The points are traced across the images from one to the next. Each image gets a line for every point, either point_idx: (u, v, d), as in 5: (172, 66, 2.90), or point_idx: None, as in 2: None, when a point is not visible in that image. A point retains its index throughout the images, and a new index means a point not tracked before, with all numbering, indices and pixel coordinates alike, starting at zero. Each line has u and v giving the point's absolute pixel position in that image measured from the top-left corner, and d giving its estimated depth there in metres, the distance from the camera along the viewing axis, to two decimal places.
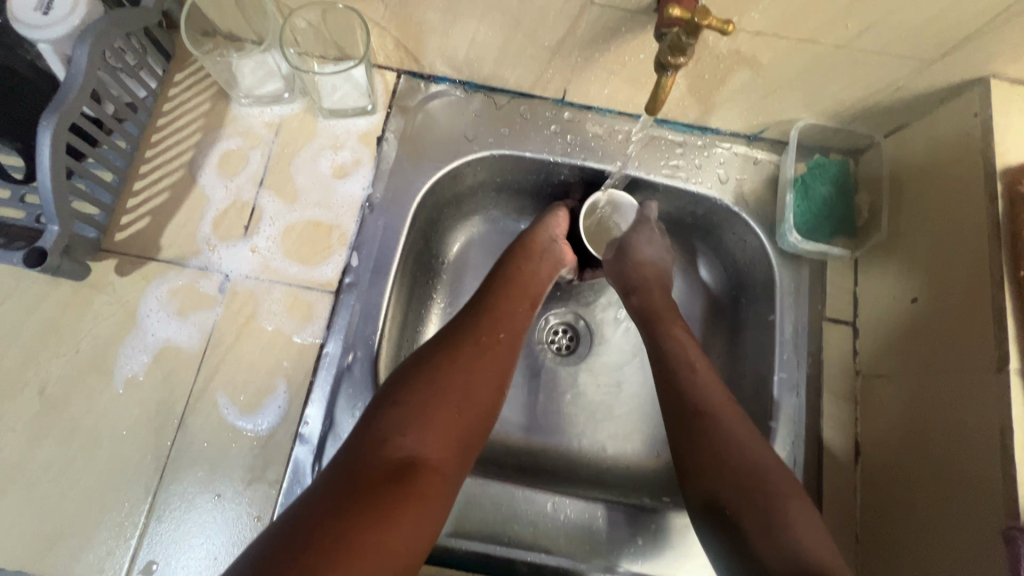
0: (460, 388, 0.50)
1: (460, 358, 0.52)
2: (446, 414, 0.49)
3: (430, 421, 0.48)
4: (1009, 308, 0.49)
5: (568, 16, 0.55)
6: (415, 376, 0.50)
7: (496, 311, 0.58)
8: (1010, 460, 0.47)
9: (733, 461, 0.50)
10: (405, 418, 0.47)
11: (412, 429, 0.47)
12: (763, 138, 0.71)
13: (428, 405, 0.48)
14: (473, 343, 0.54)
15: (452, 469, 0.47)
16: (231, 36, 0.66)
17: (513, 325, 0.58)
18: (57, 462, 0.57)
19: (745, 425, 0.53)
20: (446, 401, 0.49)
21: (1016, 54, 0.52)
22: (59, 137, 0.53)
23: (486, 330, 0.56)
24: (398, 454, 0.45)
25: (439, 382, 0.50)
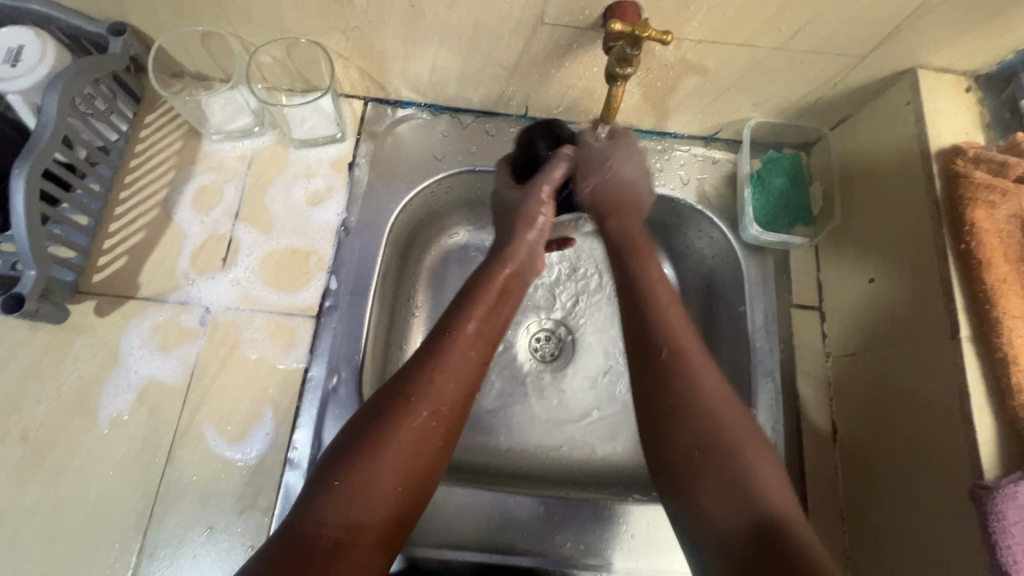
0: (402, 458, 0.47)
1: (402, 428, 0.47)
2: (386, 490, 0.45)
3: (368, 501, 0.44)
4: (954, 277, 0.53)
5: (522, 35, 0.58)
6: (358, 449, 0.46)
7: (447, 354, 0.52)
8: (970, 421, 0.49)
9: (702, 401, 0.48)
10: (340, 503, 0.44)
11: (347, 508, 0.44)
12: (718, 139, 0.75)
13: (369, 478, 0.45)
14: (421, 406, 0.49)
15: (392, 538, 0.46)
16: (199, 76, 0.69)
17: (464, 372, 0.52)
18: (43, 506, 0.57)
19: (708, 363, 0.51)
20: (388, 479, 0.46)
21: (935, 45, 0.56)
22: (33, 183, 0.54)
23: (430, 387, 0.50)
24: (333, 535, 0.43)
25: (375, 459, 0.46)
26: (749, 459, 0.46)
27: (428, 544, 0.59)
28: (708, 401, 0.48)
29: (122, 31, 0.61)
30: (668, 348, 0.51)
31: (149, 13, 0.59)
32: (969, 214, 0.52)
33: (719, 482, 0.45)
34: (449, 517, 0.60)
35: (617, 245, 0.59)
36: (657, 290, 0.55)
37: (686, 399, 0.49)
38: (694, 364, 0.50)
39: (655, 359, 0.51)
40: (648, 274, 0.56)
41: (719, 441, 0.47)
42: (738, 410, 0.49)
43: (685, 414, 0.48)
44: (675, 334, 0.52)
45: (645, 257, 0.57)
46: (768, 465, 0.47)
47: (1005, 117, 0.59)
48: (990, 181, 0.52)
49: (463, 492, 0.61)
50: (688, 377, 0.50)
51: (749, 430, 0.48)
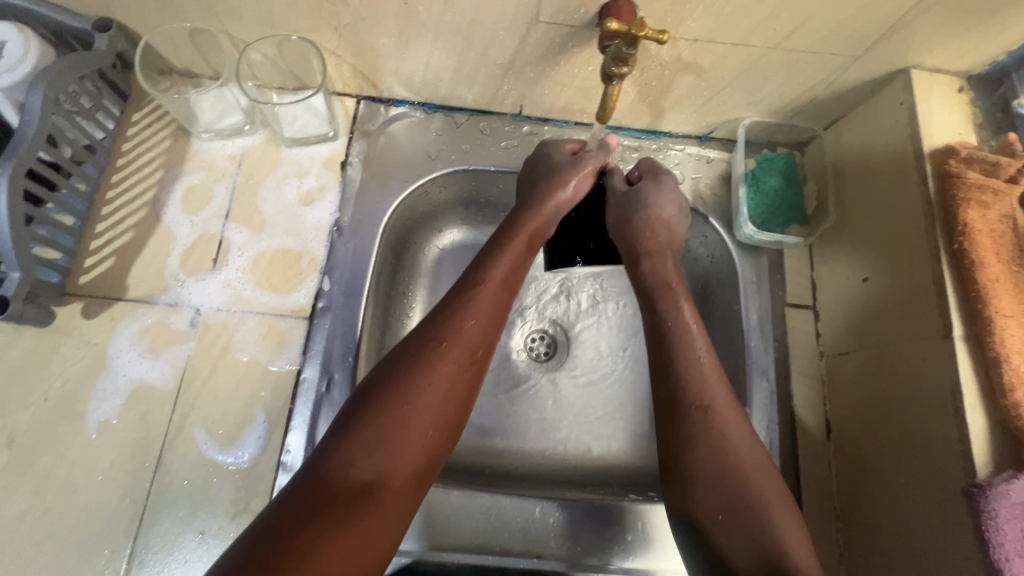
0: (432, 398, 0.48)
1: (435, 369, 0.49)
2: (419, 429, 0.47)
3: (400, 443, 0.45)
4: (947, 277, 0.53)
5: (517, 33, 0.57)
6: (388, 389, 0.47)
7: (474, 303, 0.53)
8: (963, 420, 0.50)
9: (735, 481, 0.51)
10: (370, 443, 0.45)
11: (377, 449, 0.45)
12: (713, 138, 0.75)
13: (399, 419, 0.46)
14: (451, 348, 0.50)
15: (423, 479, 0.47)
16: (187, 73, 0.68)
17: (487, 316, 0.53)
18: (30, 513, 0.55)
19: (739, 420, 0.54)
20: (421, 419, 0.47)
21: (929, 45, 0.57)
22: (16, 183, 0.53)
23: (458, 331, 0.51)
24: (364, 475, 0.44)
25: (408, 399, 0.47)
26: (773, 516, 0.49)
27: (424, 546, 0.58)
28: (740, 476, 0.51)
29: (107, 27, 0.60)
30: (702, 406, 0.54)
31: (136, 9, 0.58)
32: (963, 215, 0.53)
33: (744, 535, 0.49)
34: (445, 519, 0.60)
35: (647, 291, 0.61)
36: (693, 340, 0.57)
37: (718, 459, 0.52)
38: (725, 424, 0.53)
39: (688, 418, 0.54)
40: (682, 333, 0.58)
41: (746, 500, 0.50)
42: (767, 471, 0.52)
43: (718, 476, 0.51)
44: (708, 389, 0.55)
45: (678, 305, 0.59)
46: (789, 519, 0.49)
47: (996, 118, 0.60)
48: (983, 181, 0.53)
49: (460, 493, 0.61)
50: (720, 438, 0.52)
51: (776, 489, 0.51)
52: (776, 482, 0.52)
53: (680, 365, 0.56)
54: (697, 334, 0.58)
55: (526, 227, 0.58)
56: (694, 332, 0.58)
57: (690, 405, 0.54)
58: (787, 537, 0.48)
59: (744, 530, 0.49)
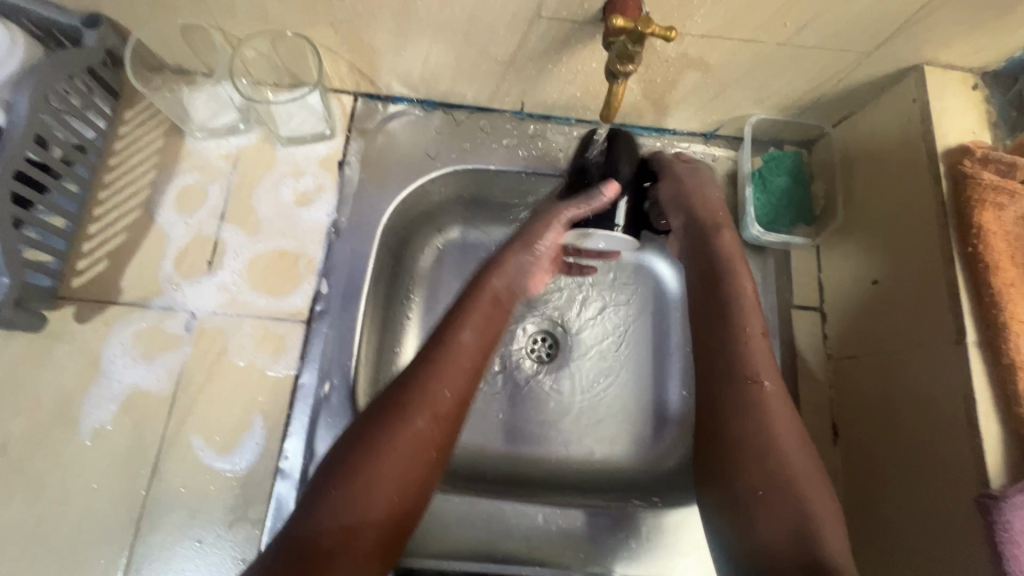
0: (404, 451, 0.47)
1: (396, 432, 0.48)
2: (383, 492, 0.46)
3: (365, 505, 0.45)
4: (961, 281, 0.52)
5: (519, 29, 0.56)
6: (360, 447, 0.47)
7: (444, 362, 0.52)
8: (975, 428, 0.49)
9: (782, 458, 0.50)
10: (337, 507, 0.44)
11: (343, 512, 0.44)
12: (719, 136, 0.73)
13: (368, 479, 0.45)
14: (416, 413, 0.49)
15: (392, 536, 0.46)
16: (179, 70, 0.66)
17: (458, 381, 0.52)
18: (25, 522, 0.55)
19: (785, 401, 0.53)
20: (383, 482, 0.46)
21: (943, 41, 0.55)
22: (4, 185, 0.51)
23: (426, 392, 0.50)
24: (332, 541, 0.43)
25: (368, 462, 0.46)
26: (807, 494, 0.48)
27: (425, 555, 0.58)
28: (781, 449, 0.50)
29: (97, 23, 0.58)
30: (755, 381, 0.53)
31: (125, 4, 0.56)
32: (977, 217, 0.51)
33: (779, 508, 0.48)
34: (446, 526, 0.59)
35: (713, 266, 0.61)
36: (749, 314, 0.57)
37: (762, 437, 0.51)
38: (771, 401, 0.52)
39: (744, 391, 0.53)
40: (741, 302, 0.57)
41: (785, 473, 0.49)
42: (807, 454, 0.51)
43: (758, 450, 0.50)
44: (756, 364, 0.54)
45: (739, 276, 0.59)
46: (824, 499, 0.48)
47: (1012, 116, 0.58)
48: (998, 182, 0.51)
49: (461, 501, 0.60)
50: (764, 412, 0.52)
51: (809, 470, 0.50)
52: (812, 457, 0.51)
53: (741, 338, 0.55)
54: (752, 306, 0.57)
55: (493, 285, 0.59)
56: (751, 307, 0.57)
57: (745, 380, 0.53)
58: (820, 515, 0.47)
59: (782, 503, 0.48)
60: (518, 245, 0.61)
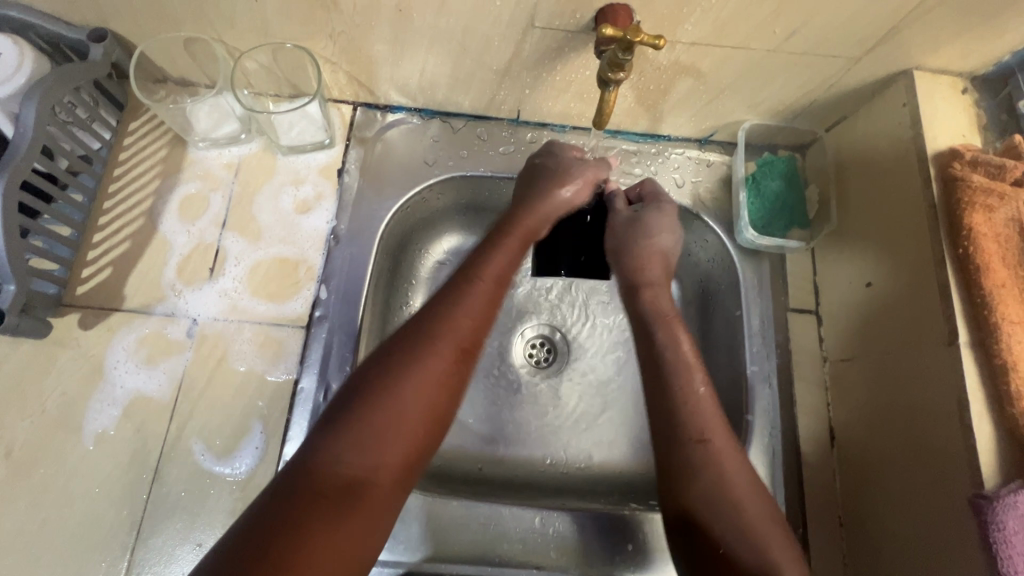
0: (425, 385, 0.46)
1: (423, 361, 0.47)
2: (403, 429, 0.45)
3: (385, 433, 0.44)
4: (952, 282, 0.52)
5: (513, 39, 0.57)
6: (380, 379, 0.46)
7: (463, 303, 0.52)
8: (969, 430, 0.49)
9: (740, 520, 0.49)
10: (357, 442, 0.43)
11: (363, 446, 0.43)
12: (713, 142, 0.74)
13: (390, 410, 0.44)
14: (442, 345, 0.48)
15: (409, 474, 0.45)
16: (183, 82, 0.67)
17: (482, 318, 0.52)
18: (28, 525, 0.55)
19: (739, 458, 0.53)
20: (406, 416, 0.45)
21: (931, 46, 0.56)
22: (11, 195, 0.52)
23: (451, 329, 0.50)
24: (353, 471, 0.42)
25: (388, 396, 0.45)
26: (771, 551, 0.47)
27: (423, 558, 0.58)
28: (739, 507, 0.50)
29: (103, 37, 0.59)
30: (701, 440, 0.53)
31: (130, 17, 0.58)
32: (967, 218, 0.52)
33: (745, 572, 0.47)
34: (443, 530, 0.59)
35: (644, 322, 0.61)
36: (690, 373, 0.57)
37: (718, 492, 0.50)
38: (725, 466, 0.52)
39: (688, 454, 0.52)
40: (679, 359, 0.57)
41: (744, 531, 0.48)
42: (762, 502, 0.51)
43: (717, 510, 0.50)
44: (699, 417, 0.54)
45: (675, 336, 0.59)
46: (781, 543, 0.48)
47: (1002, 119, 0.59)
48: (988, 185, 0.52)
49: (458, 505, 0.60)
50: (719, 470, 0.51)
51: (768, 522, 0.49)
52: (770, 512, 0.50)
53: (679, 391, 0.55)
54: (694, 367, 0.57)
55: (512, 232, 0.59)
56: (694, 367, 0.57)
57: (688, 438, 0.53)
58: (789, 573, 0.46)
59: (742, 558, 0.47)
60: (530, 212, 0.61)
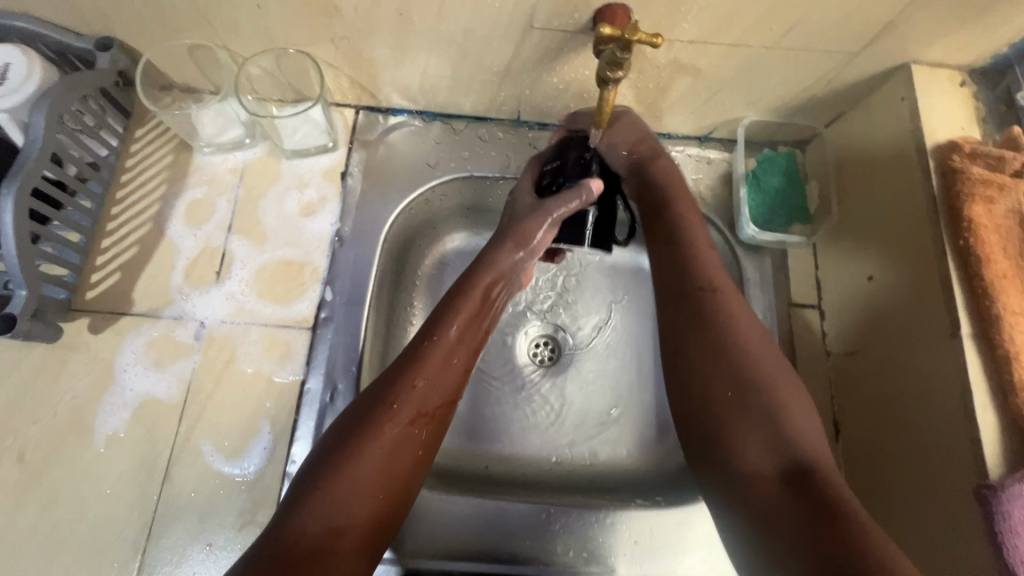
0: (388, 451, 0.49)
1: (382, 431, 0.49)
2: (367, 492, 0.47)
3: (352, 501, 0.46)
4: (953, 273, 0.52)
5: (513, 40, 0.58)
6: (342, 450, 0.48)
7: (422, 367, 0.53)
8: (973, 420, 0.49)
9: (746, 363, 0.51)
10: (322, 509, 0.45)
11: (324, 514, 0.45)
12: (713, 139, 0.74)
13: (354, 477, 0.46)
14: (403, 412, 0.50)
15: (377, 539, 0.47)
16: (188, 89, 0.68)
17: (445, 379, 0.54)
18: (41, 526, 0.56)
19: (742, 304, 0.55)
20: (369, 481, 0.47)
21: (928, 40, 0.56)
22: (22, 202, 0.53)
23: (411, 394, 0.52)
24: (318, 539, 0.44)
25: (351, 464, 0.47)
26: (781, 395, 0.50)
27: (431, 555, 0.58)
28: (746, 347, 0.52)
29: (109, 46, 0.60)
30: (707, 288, 0.55)
31: (136, 26, 0.59)
32: (968, 210, 0.52)
33: (749, 422, 0.49)
34: (451, 528, 0.60)
35: (661, 189, 0.62)
36: (694, 227, 0.60)
37: (726, 333, 0.53)
38: (731, 307, 0.54)
39: (696, 298, 0.55)
40: (682, 220, 0.60)
41: (755, 376, 0.50)
42: (768, 346, 0.53)
43: (722, 351, 0.52)
44: (715, 275, 0.56)
45: (690, 205, 0.62)
46: (792, 393, 0.50)
47: (1000, 111, 0.59)
48: (987, 177, 0.52)
49: (465, 502, 0.61)
50: (728, 317, 0.53)
51: (777, 363, 0.52)
52: (775, 353, 0.53)
53: (691, 251, 0.58)
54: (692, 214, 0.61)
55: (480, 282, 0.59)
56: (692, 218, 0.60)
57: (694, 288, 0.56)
58: (792, 407, 0.49)
59: (754, 397, 0.49)
60: (510, 245, 0.59)
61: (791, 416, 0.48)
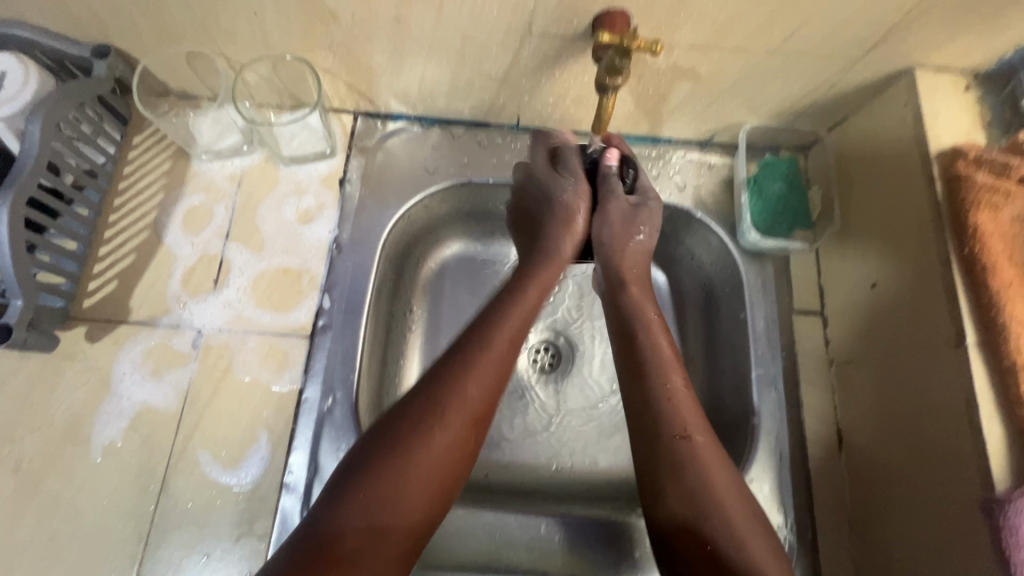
0: (438, 455, 0.48)
1: (434, 436, 0.48)
2: (413, 497, 0.46)
3: (397, 502, 0.45)
4: (958, 282, 0.52)
5: (512, 46, 0.57)
6: (386, 450, 0.47)
7: (477, 369, 0.52)
8: (979, 432, 0.48)
9: (710, 519, 0.48)
10: (365, 509, 0.44)
11: (369, 512, 0.44)
12: (714, 144, 0.73)
13: (399, 482, 0.46)
14: (454, 418, 0.49)
15: (418, 538, 0.47)
16: (185, 95, 0.68)
17: (498, 381, 0.53)
18: (37, 537, 0.56)
19: (718, 453, 0.52)
20: (416, 487, 0.46)
21: (932, 45, 0.55)
22: (17, 212, 0.53)
23: (463, 398, 0.50)
24: (359, 539, 0.43)
25: (397, 464, 0.46)
26: (753, 551, 0.47)
27: (429, 567, 0.58)
28: (725, 507, 0.49)
29: (106, 53, 0.60)
30: (685, 436, 0.52)
31: (133, 33, 0.58)
32: (973, 218, 0.51)
33: (728, 572, 0.46)
34: (448, 540, 0.59)
35: (624, 322, 0.59)
36: (665, 360, 0.56)
37: (695, 487, 0.50)
38: (706, 461, 0.51)
39: (673, 448, 0.52)
40: (659, 359, 0.56)
41: (725, 531, 0.48)
42: (741, 500, 0.50)
43: (695, 507, 0.49)
44: (685, 420, 0.53)
45: (654, 335, 0.58)
46: (762, 545, 0.48)
47: (1006, 116, 0.58)
48: (993, 184, 0.52)
49: (463, 513, 0.60)
50: (701, 470, 0.50)
51: (745, 515, 0.49)
52: (749, 508, 0.50)
53: (654, 378, 0.55)
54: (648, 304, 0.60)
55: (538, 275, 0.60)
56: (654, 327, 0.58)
57: (674, 434, 0.52)
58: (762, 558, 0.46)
59: (722, 556, 0.47)
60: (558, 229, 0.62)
61: (756, 561, 0.46)
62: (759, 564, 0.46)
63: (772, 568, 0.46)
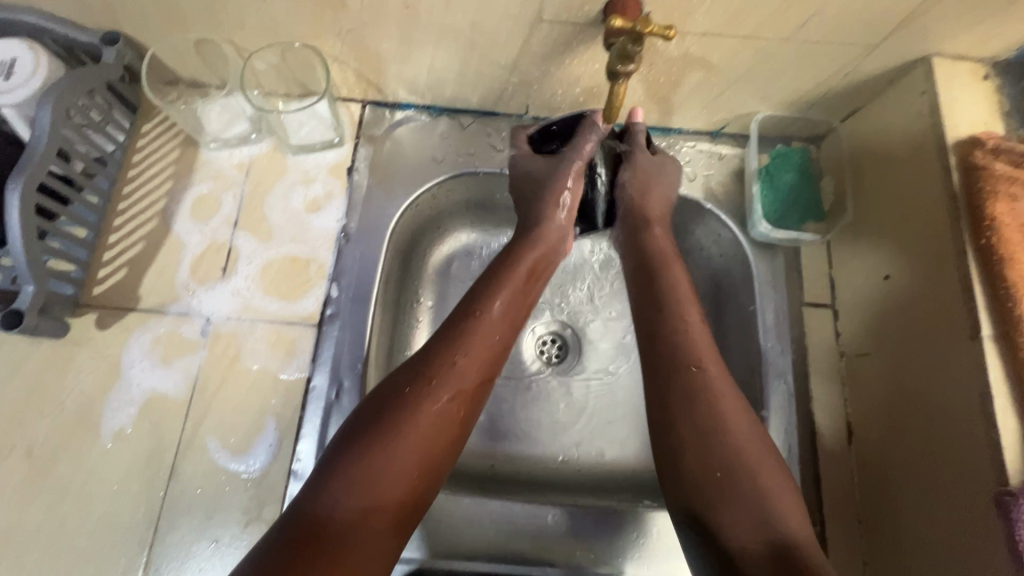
0: (429, 425, 0.47)
1: (422, 407, 0.48)
2: (405, 470, 0.45)
3: (386, 476, 0.44)
4: (974, 273, 0.51)
5: (521, 34, 0.57)
6: (376, 424, 0.46)
7: (464, 343, 0.52)
8: (993, 425, 0.48)
9: (719, 447, 0.48)
10: (355, 484, 0.43)
11: (359, 487, 0.43)
12: (725, 134, 0.73)
13: (388, 455, 0.45)
14: (442, 389, 0.49)
15: (411, 513, 0.46)
16: (194, 84, 0.68)
17: (487, 354, 0.53)
18: (49, 521, 0.56)
19: (728, 383, 0.52)
20: (407, 458, 0.46)
21: (950, 32, 0.54)
22: (28, 199, 0.53)
23: (452, 369, 0.50)
24: (351, 515, 0.43)
25: (386, 438, 0.46)
26: (764, 480, 0.47)
27: (437, 555, 0.58)
28: (733, 434, 0.49)
29: (115, 40, 0.60)
30: (698, 365, 0.52)
31: (141, 19, 0.58)
32: (990, 208, 0.50)
33: (740, 500, 0.46)
34: (456, 529, 0.59)
35: (643, 257, 0.60)
36: (684, 302, 0.56)
37: (706, 416, 0.50)
38: (717, 388, 0.51)
39: (685, 377, 0.51)
40: (676, 297, 0.56)
41: (735, 460, 0.48)
42: (750, 427, 0.50)
43: (705, 437, 0.49)
44: (697, 346, 0.53)
45: (676, 273, 0.58)
46: (775, 475, 0.47)
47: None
48: (1012, 173, 0.51)
49: (471, 502, 0.60)
50: (713, 397, 0.50)
51: (757, 444, 0.49)
52: (762, 438, 0.50)
53: (675, 318, 0.55)
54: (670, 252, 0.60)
55: (526, 258, 0.58)
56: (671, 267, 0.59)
57: (687, 363, 0.52)
58: (773, 488, 0.46)
59: (733, 485, 0.47)
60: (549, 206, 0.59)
61: (768, 493, 0.46)
62: (769, 497, 0.46)
63: (782, 496, 0.46)
